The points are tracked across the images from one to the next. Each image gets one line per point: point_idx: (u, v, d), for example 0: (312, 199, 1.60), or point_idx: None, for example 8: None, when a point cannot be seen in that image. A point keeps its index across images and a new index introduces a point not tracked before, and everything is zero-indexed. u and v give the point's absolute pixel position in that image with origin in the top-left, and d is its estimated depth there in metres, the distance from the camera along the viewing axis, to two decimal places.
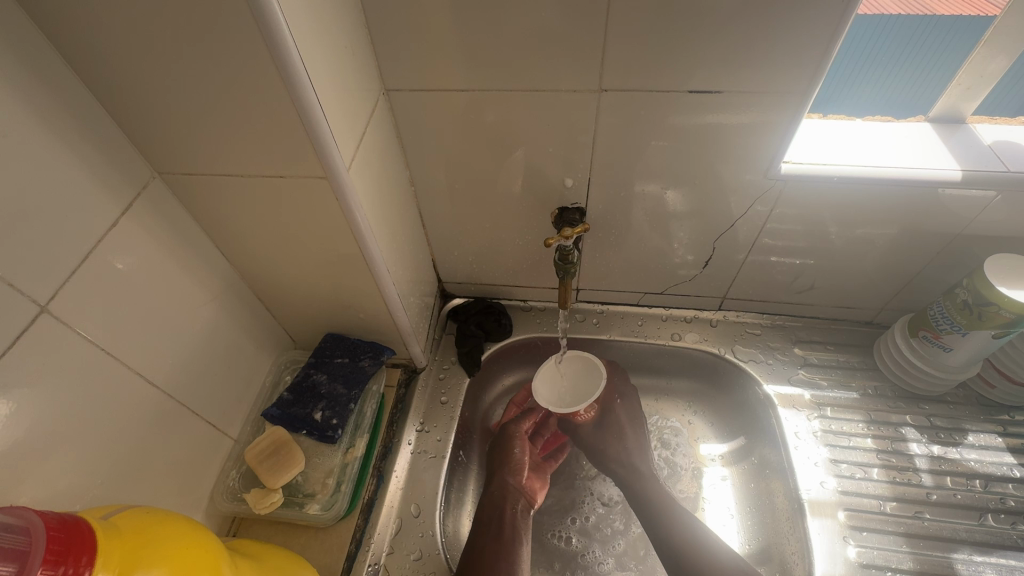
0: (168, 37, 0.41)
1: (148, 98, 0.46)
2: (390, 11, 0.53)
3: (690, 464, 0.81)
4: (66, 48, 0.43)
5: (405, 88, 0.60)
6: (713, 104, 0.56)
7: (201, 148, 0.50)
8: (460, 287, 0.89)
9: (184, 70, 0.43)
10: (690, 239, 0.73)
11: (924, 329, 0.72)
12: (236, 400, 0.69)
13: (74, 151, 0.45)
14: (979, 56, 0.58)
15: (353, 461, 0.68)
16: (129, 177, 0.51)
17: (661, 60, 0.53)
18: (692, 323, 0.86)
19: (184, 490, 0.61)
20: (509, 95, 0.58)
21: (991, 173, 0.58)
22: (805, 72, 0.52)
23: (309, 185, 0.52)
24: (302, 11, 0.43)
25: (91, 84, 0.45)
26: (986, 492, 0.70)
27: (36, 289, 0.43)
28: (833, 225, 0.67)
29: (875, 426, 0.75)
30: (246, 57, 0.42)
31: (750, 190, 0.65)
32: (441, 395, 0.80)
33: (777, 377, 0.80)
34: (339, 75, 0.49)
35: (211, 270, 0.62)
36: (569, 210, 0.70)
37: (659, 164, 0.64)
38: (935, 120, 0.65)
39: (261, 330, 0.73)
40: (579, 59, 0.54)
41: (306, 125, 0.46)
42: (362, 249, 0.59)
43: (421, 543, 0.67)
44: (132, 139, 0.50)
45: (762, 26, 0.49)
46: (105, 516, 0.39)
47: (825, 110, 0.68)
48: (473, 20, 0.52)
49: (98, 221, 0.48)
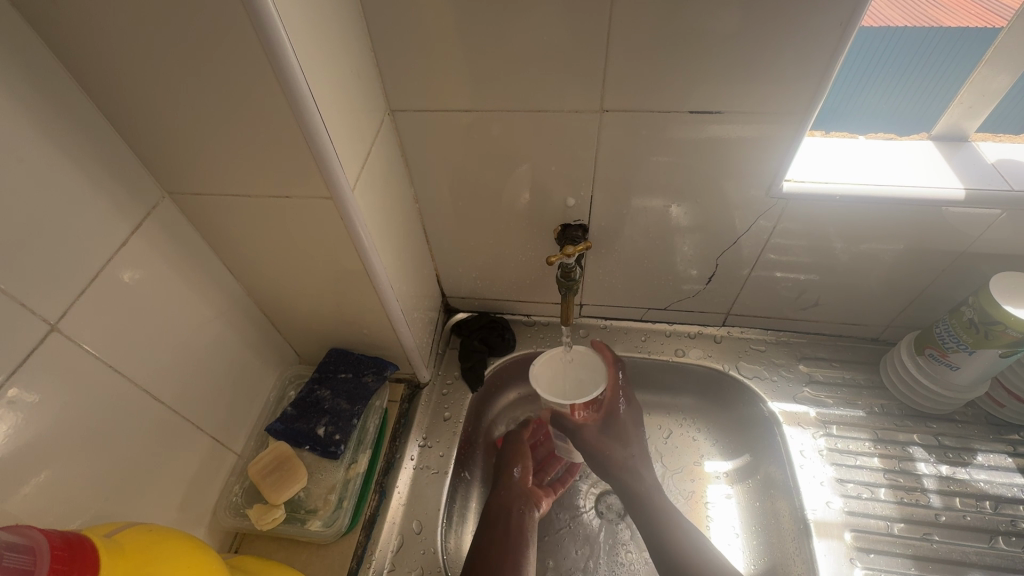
0: (179, 63, 0.42)
1: (159, 122, 0.47)
2: (396, 36, 0.54)
3: (694, 480, 0.81)
4: (82, 75, 0.44)
5: (409, 109, 0.61)
6: (714, 124, 0.57)
7: (208, 169, 0.51)
8: (464, 302, 0.90)
9: (195, 96, 0.45)
10: (694, 255, 0.73)
11: (930, 347, 0.71)
12: (240, 415, 0.69)
13: (87, 174, 0.46)
14: (980, 76, 0.59)
15: (355, 477, 0.69)
16: (140, 197, 0.52)
17: (662, 79, 0.54)
18: (696, 339, 0.86)
19: (187, 505, 0.61)
20: (512, 115, 0.59)
21: (995, 192, 0.58)
22: (804, 92, 0.53)
23: (315, 205, 0.53)
24: (308, 37, 0.44)
25: (105, 107, 0.47)
26: (996, 514, 0.68)
27: (47, 308, 0.44)
28: (837, 242, 0.67)
29: (882, 445, 0.74)
30: (255, 84, 0.43)
31: (752, 207, 0.65)
32: (444, 411, 0.80)
33: (781, 395, 0.79)
34: (345, 98, 0.51)
35: (219, 287, 0.63)
36: (572, 227, 0.71)
37: (661, 181, 0.64)
38: (938, 138, 0.66)
39: (266, 346, 0.73)
40: (580, 79, 0.55)
41: (312, 147, 0.47)
42: (366, 266, 0.60)
43: (422, 560, 0.66)
44: (143, 161, 0.51)
45: (760, 49, 0.50)
46: (108, 534, 0.40)
47: (827, 128, 0.68)
48: (476, 43, 0.53)
49: (109, 240, 0.49)
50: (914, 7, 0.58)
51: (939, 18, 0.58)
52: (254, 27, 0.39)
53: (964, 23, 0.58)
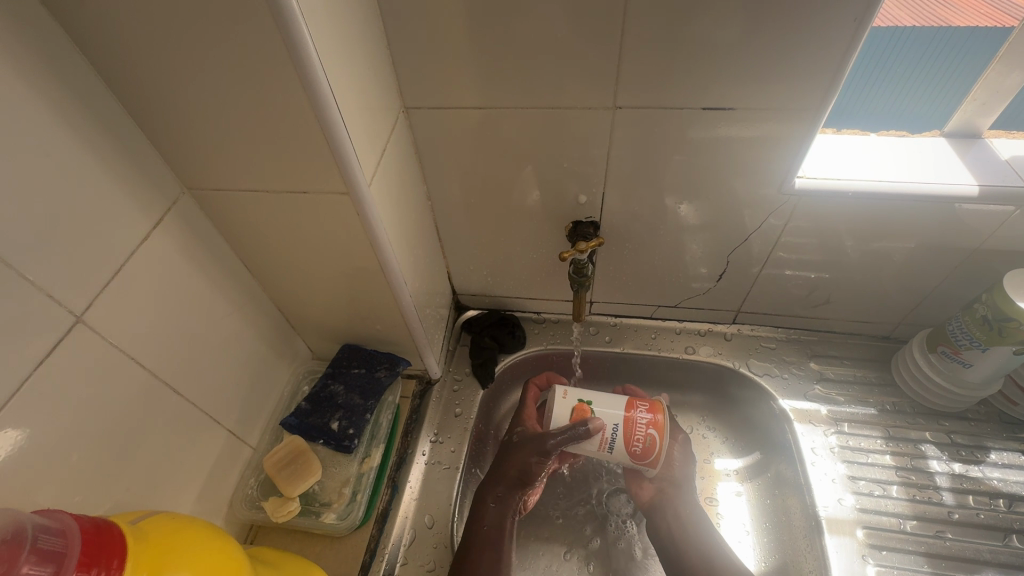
0: (202, 60, 0.43)
1: (181, 118, 0.48)
2: (411, 34, 0.55)
3: (704, 477, 0.81)
4: (107, 72, 0.45)
5: (424, 106, 0.62)
6: (727, 121, 0.57)
7: (227, 165, 0.52)
8: (474, 299, 0.90)
9: (216, 92, 0.46)
10: (705, 252, 0.74)
11: (943, 344, 0.71)
12: (255, 409, 0.70)
13: (112, 170, 0.47)
14: (992, 75, 0.59)
15: (369, 470, 0.69)
16: (161, 193, 0.53)
17: (676, 75, 0.54)
18: (707, 337, 0.86)
19: (204, 497, 0.62)
20: (525, 113, 0.60)
21: (1009, 188, 0.58)
22: (817, 89, 0.53)
23: (332, 200, 0.54)
24: (327, 35, 0.45)
25: (128, 104, 0.48)
26: (1010, 512, 0.68)
27: (72, 300, 0.45)
28: (849, 239, 0.67)
29: (894, 443, 0.74)
30: (276, 81, 0.44)
31: (764, 203, 0.65)
32: (455, 407, 0.81)
33: (792, 392, 0.79)
34: (362, 95, 0.51)
35: (235, 282, 0.64)
36: (583, 224, 0.71)
37: (674, 178, 0.64)
38: (951, 135, 0.65)
39: (281, 342, 0.74)
40: (594, 76, 0.55)
41: (331, 144, 0.48)
42: (381, 262, 0.61)
43: (434, 555, 0.68)
44: (164, 157, 0.52)
45: (774, 46, 0.50)
46: (134, 522, 0.41)
47: (839, 126, 0.68)
48: (491, 41, 0.54)
49: (131, 235, 0.50)
50: (924, 8, 0.57)
51: (949, 18, 0.57)
52: (275, 24, 0.40)
53: (974, 22, 0.57)
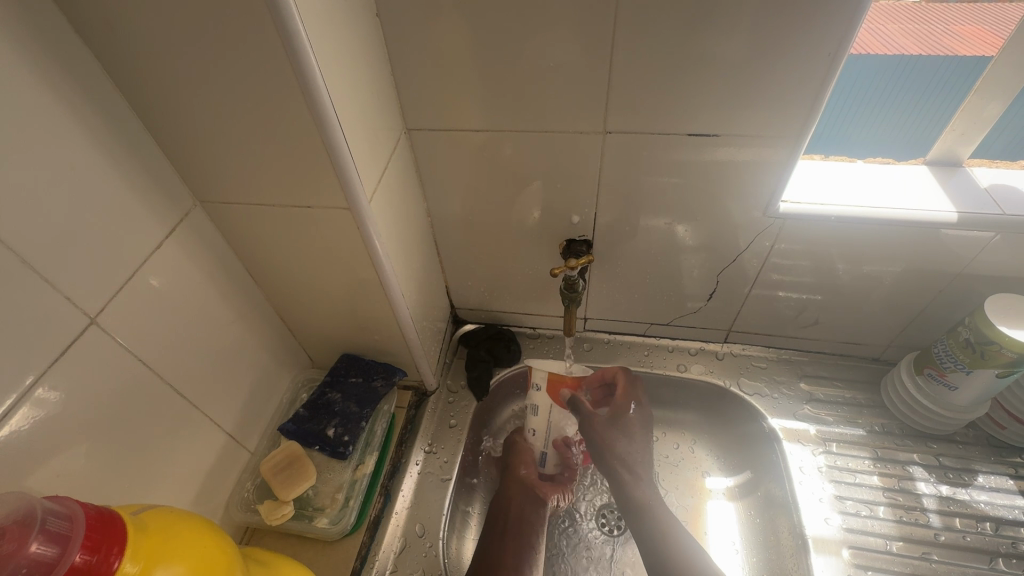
0: (216, 83, 0.47)
1: (195, 134, 0.52)
2: (414, 60, 0.59)
3: (695, 496, 0.81)
4: (131, 93, 0.49)
5: (425, 128, 0.65)
6: (711, 147, 0.60)
7: (237, 180, 0.55)
8: (471, 313, 0.93)
9: (229, 111, 0.49)
10: (695, 271, 0.76)
11: (929, 366, 0.72)
12: (255, 415, 0.72)
13: (128, 181, 0.51)
14: (972, 103, 0.61)
15: (362, 478, 0.71)
16: (174, 205, 0.56)
17: (663, 102, 0.57)
18: (698, 355, 0.87)
19: (202, 498, 0.64)
20: (520, 135, 0.63)
21: (988, 215, 0.60)
22: (797, 119, 0.56)
23: (334, 215, 0.57)
24: (334, 60, 0.48)
25: (149, 121, 0.51)
26: (997, 536, 0.68)
27: (89, 303, 0.48)
28: (840, 262, 0.69)
29: (882, 464, 0.75)
30: (285, 102, 0.47)
31: (751, 225, 0.67)
32: (449, 419, 0.82)
33: (782, 411, 0.80)
34: (365, 116, 0.55)
35: (241, 291, 0.67)
36: (576, 243, 0.74)
37: (663, 200, 0.67)
38: (933, 163, 0.68)
39: (282, 349, 0.77)
40: (584, 101, 0.58)
41: (334, 162, 0.51)
42: (379, 275, 0.63)
43: (424, 562, 0.68)
44: (179, 172, 0.56)
45: (751, 77, 0.54)
46: (135, 513, 0.42)
47: (828, 151, 0.70)
48: (487, 68, 0.58)
49: (145, 243, 0.53)
50: (929, 36, 0.63)
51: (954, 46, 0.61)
52: (287, 53, 0.44)
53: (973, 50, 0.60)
